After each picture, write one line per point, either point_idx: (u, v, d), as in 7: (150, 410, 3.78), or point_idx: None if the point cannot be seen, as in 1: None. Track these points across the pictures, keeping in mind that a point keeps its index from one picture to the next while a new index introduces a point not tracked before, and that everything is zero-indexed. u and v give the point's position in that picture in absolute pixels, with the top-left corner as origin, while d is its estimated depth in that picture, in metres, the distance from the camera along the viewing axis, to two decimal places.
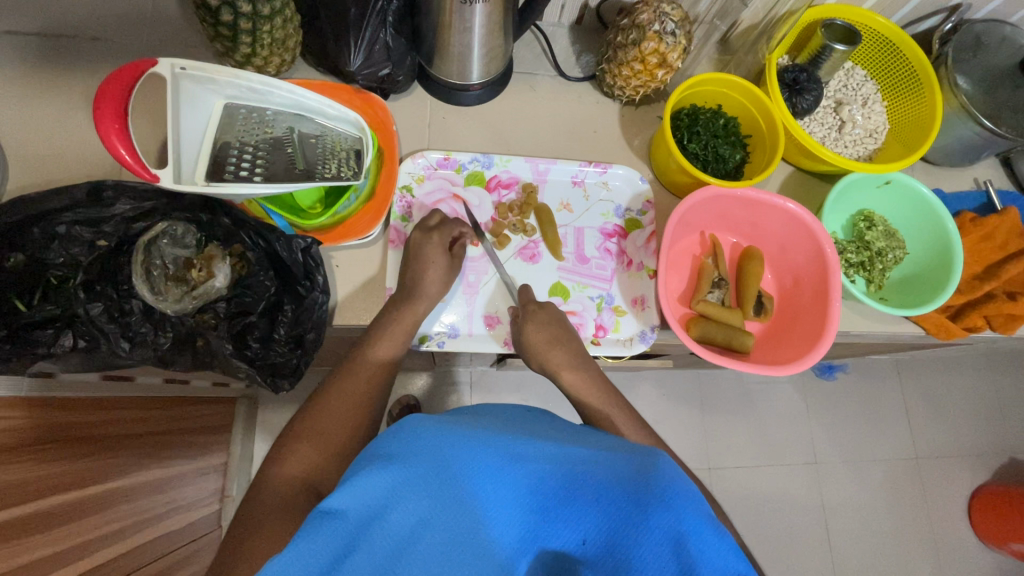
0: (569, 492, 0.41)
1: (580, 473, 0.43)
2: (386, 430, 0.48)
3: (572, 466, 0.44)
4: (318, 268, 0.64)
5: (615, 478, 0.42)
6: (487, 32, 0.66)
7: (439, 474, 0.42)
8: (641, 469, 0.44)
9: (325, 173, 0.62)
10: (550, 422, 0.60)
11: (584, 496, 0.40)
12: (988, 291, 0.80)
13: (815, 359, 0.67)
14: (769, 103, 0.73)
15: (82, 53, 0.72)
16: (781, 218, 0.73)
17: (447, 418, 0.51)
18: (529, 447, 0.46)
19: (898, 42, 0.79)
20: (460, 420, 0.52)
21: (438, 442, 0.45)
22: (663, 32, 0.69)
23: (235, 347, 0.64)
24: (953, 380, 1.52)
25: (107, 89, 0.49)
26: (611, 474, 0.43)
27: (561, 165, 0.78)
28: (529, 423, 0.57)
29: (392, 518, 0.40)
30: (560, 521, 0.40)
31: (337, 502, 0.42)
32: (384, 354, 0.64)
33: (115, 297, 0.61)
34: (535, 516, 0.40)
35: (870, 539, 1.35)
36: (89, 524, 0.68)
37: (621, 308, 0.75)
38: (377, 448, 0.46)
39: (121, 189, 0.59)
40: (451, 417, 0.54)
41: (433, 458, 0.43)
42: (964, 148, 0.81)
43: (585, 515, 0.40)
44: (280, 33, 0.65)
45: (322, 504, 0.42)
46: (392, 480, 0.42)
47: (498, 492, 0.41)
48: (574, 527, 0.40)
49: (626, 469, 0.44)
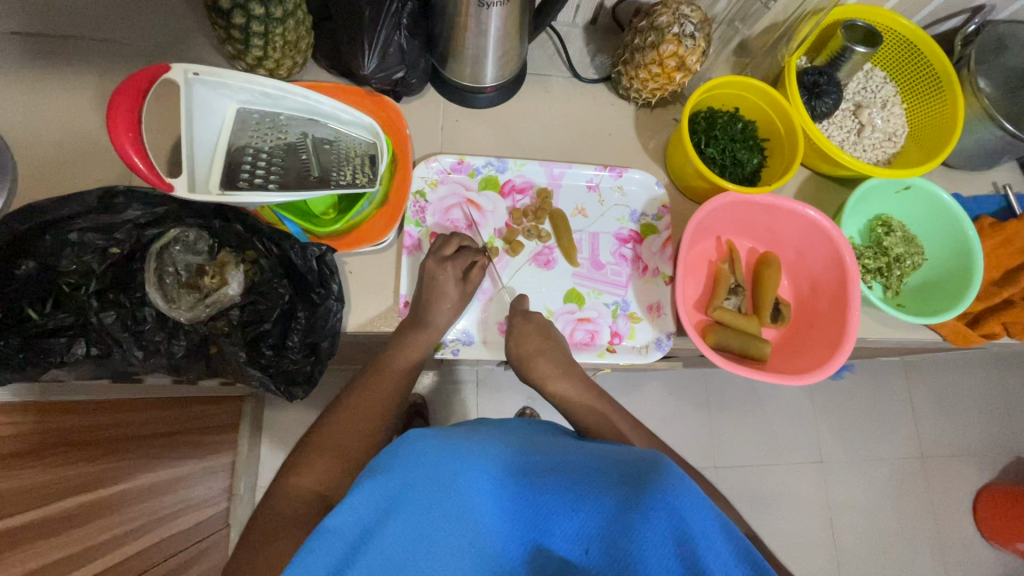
0: (572, 502, 0.41)
1: (582, 483, 0.42)
2: (391, 443, 0.47)
3: (573, 477, 0.43)
4: (333, 276, 0.63)
5: (615, 485, 0.42)
6: (503, 35, 0.65)
7: (442, 486, 0.42)
8: (642, 471, 0.43)
9: (340, 180, 0.61)
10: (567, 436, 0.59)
11: (586, 505, 0.41)
12: (1006, 297, 0.80)
13: (836, 366, 0.66)
14: (789, 107, 0.72)
15: (90, 53, 0.71)
16: (800, 224, 0.72)
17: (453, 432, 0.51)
18: (534, 461, 0.46)
19: (921, 44, 0.77)
20: (466, 433, 0.52)
21: (443, 453, 0.45)
22: (682, 35, 0.67)
23: (249, 355, 0.63)
24: (960, 380, 1.51)
25: (121, 98, 0.48)
26: (610, 480, 0.42)
27: (576, 169, 0.77)
28: (536, 435, 0.57)
29: (397, 531, 0.40)
30: (561, 529, 0.40)
31: (342, 518, 0.41)
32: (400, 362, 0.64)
33: (127, 305, 0.60)
34: (536, 524, 0.41)
35: (876, 538, 1.35)
36: (101, 527, 0.68)
37: (636, 315, 0.74)
38: (381, 460, 0.46)
39: (132, 195, 0.59)
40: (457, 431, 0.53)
41: (437, 469, 0.43)
42: (984, 152, 0.80)
43: (584, 521, 0.40)
44: (293, 35, 0.64)
45: (321, 522, 0.41)
46: (397, 491, 0.42)
47: (501, 505, 0.42)
48: (575, 535, 0.40)
49: (626, 473, 0.43)
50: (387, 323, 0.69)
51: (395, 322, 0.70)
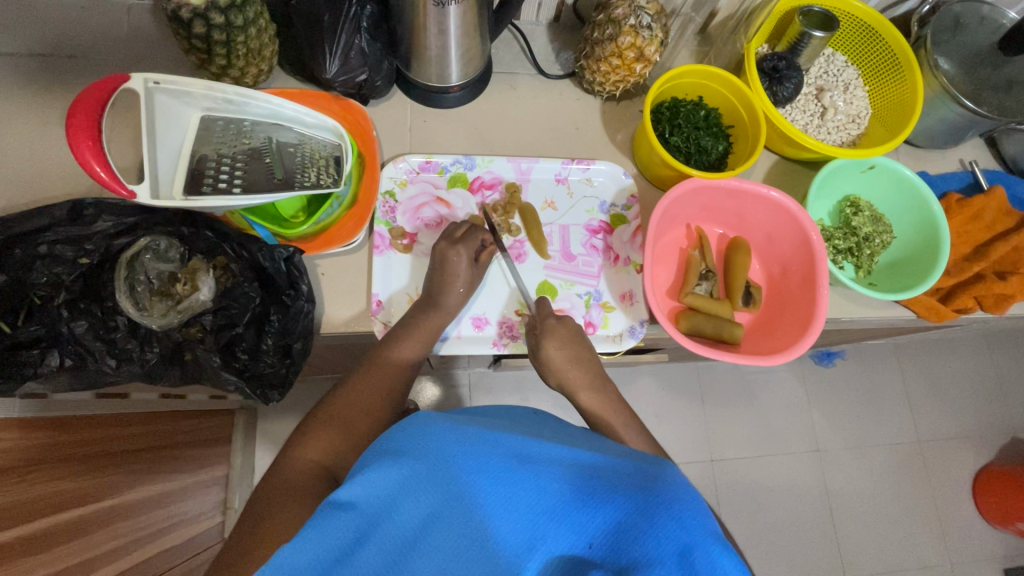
0: (582, 496, 0.39)
1: (593, 478, 0.40)
2: (395, 424, 0.46)
3: (581, 471, 0.41)
4: (302, 276, 0.64)
5: (621, 483, 0.40)
6: (464, 32, 0.66)
7: (445, 471, 0.40)
8: (649, 475, 0.42)
9: (304, 181, 0.62)
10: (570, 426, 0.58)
11: (595, 500, 0.38)
12: (977, 272, 0.80)
13: (807, 346, 0.67)
14: (749, 92, 0.73)
15: (60, 70, 0.72)
16: (766, 207, 0.73)
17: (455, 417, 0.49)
18: (541, 447, 0.43)
19: (878, 27, 0.79)
20: (468, 420, 0.50)
21: (440, 438, 0.42)
22: (639, 26, 0.68)
23: (224, 360, 0.64)
24: (951, 361, 1.52)
25: (79, 106, 0.49)
26: (618, 480, 0.41)
27: (544, 164, 0.78)
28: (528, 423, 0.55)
29: (401, 518, 0.39)
30: (570, 522, 0.37)
31: (348, 493, 0.42)
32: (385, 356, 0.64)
33: (99, 315, 0.61)
34: (546, 516, 0.38)
35: (875, 524, 1.35)
36: (87, 544, 0.67)
37: (609, 304, 0.75)
38: (384, 444, 0.44)
39: (101, 207, 0.61)
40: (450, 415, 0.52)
41: (438, 454, 0.41)
42: (947, 131, 0.81)
43: (590, 519, 0.38)
44: (255, 43, 0.64)
45: (333, 495, 0.42)
46: (398, 477, 0.41)
47: (510, 493, 0.38)
48: (582, 529, 0.37)
49: (631, 475, 0.41)
50: (361, 323, 0.70)
51: (369, 322, 0.70)
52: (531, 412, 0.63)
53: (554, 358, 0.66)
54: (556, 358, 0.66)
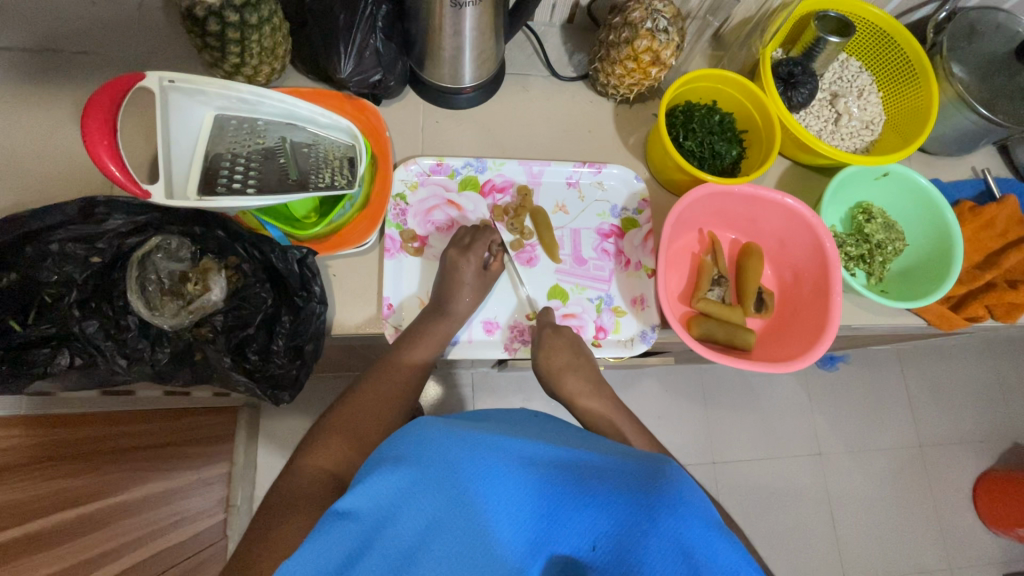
0: (581, 496, 0.38)
1: (596, 478, 0.40)
2: (395, 432, 0.46)
3: (582, 472, 0.41)
4: (315, 278, 0.63)
5: (621, 480, 0.40)
6: (479, 34, 0.65)
7: (446, 477, 0.40)
8: (649, 471, 0.41)
9: (318, 183, 0.62)
10: (573, 428, 0.58)
11: (592, 499, 0.38)
12: (988, 280, 0.80)
13: (819, 353, 0.67)
14: (765, 97, 0.72)
15: (71, 66, 0.71)
16: (779, 213, 0.73)
17: (457, 421, 0.49)
18: (540, 448, 0.43)
19: (893, 33, 0.79)
20: (472, 424, 0.50)
21: (452, 443, 0.42)
22: (655, 29, 0.68)
23: (233, 360, 0.64)
24: (954, 367, 1.52)
25: (96, 101, 0.49)
26: (618, 478, 0.40)
27: (555, 167, 0.78)
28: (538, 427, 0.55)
29: (403, 522, 0.39)
30: (572, 525, 0.37)
31: (351, 502, 0.41)
32: (397, 358, 0.64)
33: (110, 314, 0.60)
34: (545, 521, 0.38)
35: (876, 528, 1.35)
36: (92, 541, 0.67)
37: (620, 309, 0.75)
38: (388, 451, 0.44)
39: (113, 205, 0.59)
40: (462, 419, 0.52)
41: (440, 460, 0.41)
42: (960, 138, 0.81)
43: (591, 521, 0.37)
44: (269, 42, 0.64)
45: (336, 504, 0.42)
46: (398, 485, 0.40)
47: (509, 496, 0.38)
48: (584, 531, 0.37)
49: (632, 472, 0.41)
50: (370, 324, 0.70)
51: (379, 323, 0.70)
52: (532, 413, 0.63)
53: (563, 364, 0.66)
54: (565, 363, 0.66)
